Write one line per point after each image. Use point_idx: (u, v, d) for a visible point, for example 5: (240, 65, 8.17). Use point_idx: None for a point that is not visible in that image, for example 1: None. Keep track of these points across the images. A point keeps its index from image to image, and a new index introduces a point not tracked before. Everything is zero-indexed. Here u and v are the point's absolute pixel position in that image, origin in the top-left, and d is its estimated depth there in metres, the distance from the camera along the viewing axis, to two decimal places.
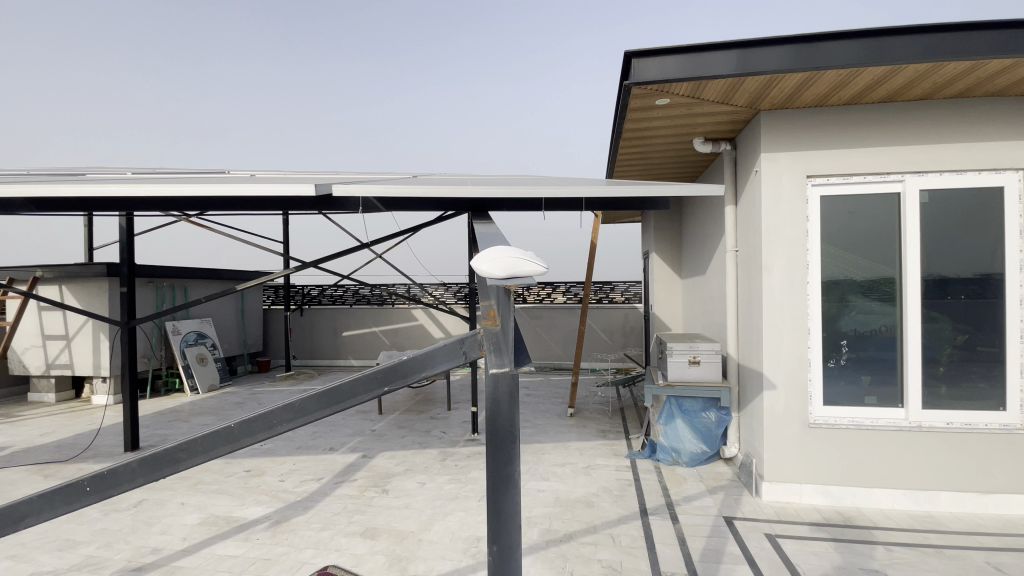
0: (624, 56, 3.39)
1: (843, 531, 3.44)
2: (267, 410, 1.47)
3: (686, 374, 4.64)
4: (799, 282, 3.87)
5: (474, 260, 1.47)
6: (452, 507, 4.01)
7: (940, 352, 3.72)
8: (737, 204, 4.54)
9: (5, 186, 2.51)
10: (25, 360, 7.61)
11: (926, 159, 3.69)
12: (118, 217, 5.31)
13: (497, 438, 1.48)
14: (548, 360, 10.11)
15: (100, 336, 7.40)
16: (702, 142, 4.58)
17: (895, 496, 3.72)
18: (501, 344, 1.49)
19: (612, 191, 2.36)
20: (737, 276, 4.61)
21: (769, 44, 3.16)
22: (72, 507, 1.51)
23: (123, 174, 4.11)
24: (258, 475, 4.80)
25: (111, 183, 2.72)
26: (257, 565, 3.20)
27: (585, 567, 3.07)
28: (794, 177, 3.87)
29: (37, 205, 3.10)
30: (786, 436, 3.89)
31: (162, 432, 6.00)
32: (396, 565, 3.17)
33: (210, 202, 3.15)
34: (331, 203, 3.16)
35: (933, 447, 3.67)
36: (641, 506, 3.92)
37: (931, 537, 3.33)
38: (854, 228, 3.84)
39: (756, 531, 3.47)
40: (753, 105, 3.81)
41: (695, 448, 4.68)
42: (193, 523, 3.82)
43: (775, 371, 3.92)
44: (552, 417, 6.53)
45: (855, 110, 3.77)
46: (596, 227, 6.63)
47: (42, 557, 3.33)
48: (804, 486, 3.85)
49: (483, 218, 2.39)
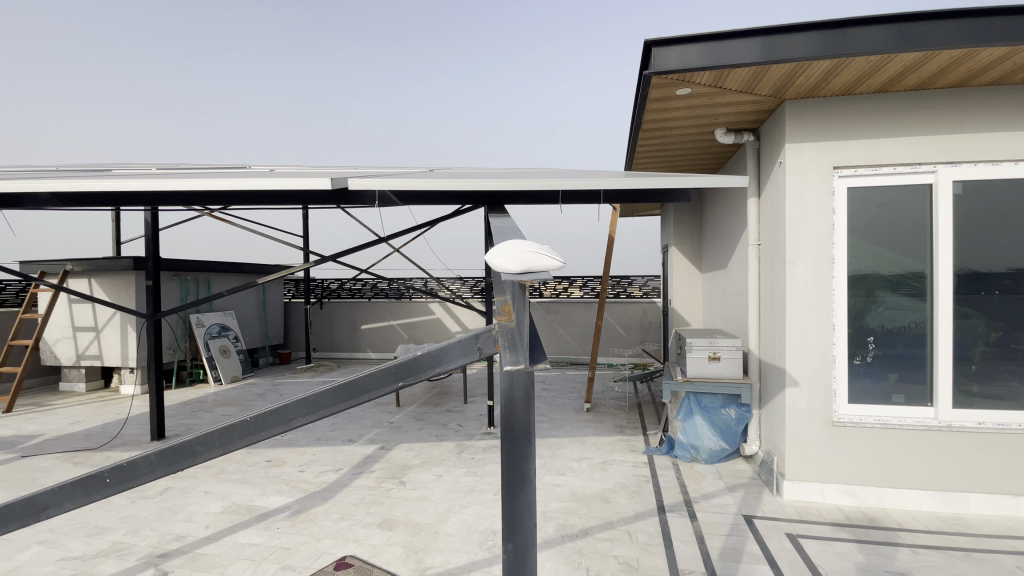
0: (645, 45, 3.33)
1: (868, 533, 3.35)
2: (283, 405, 1.49)
3: (706, 370, 4.57)
4: (825, 275, 3.76)
5: (489, 252, 1.45)
6: (468, 499, 4.03)
7: (972, 349, 3.58)
8: (760, 196, 4.43)
9: (31, 182, 2.56)
10: (57, 351, 7.85)
11: (960, 148, 3.54)
12: (144, 212, 5.42)
13: (513, 434, 1.46)
14: (564, 354, 10.10)
15: (127, 328, 7.61)
16: (724, 132, 4.47)
17: (922, 497, 3.61)
18: (516, 342, 1.46)
19: (631, 182, 2.29)
20: (760, 269, 4.50)
21: (796, 30, 3.05)
22: (94, 498, 1.55)
23: (147, 168, 4.17)
24: (279, 465, 4.89)
25: (135, 179, 2.75)
26: (278, 554, 3.25)
27: (601, 563, 3.05)
28: (820, 168, 3.75)
29: (63, 200, 3.14)
30: (809, 435, 3.80)
31: (187, 421, 6.14)
32: (413, 556, 3.19)
33: (232, 196, 3.16)
34: (348, 198, 3.18)
35: (962, 447, 3.55)
36: (659, 502, 3.88)
37: (960, 540, 3.23)
38: (882, 221, 3.71)
39: (777, 530, 3.40)
40: (778, 94, 3.70)
41: (714, 445, 4.60)
42: (216, 511, 3.90)
43: (798, 368, 3.83)
44: (568, 412, 6.51)
45: (886, 98, 3.63)
46: (615, 220, 6.53)
47: (72, 543, 3.43)
48: (827, 486, 3.77)
49: (500, 212, 2.35)
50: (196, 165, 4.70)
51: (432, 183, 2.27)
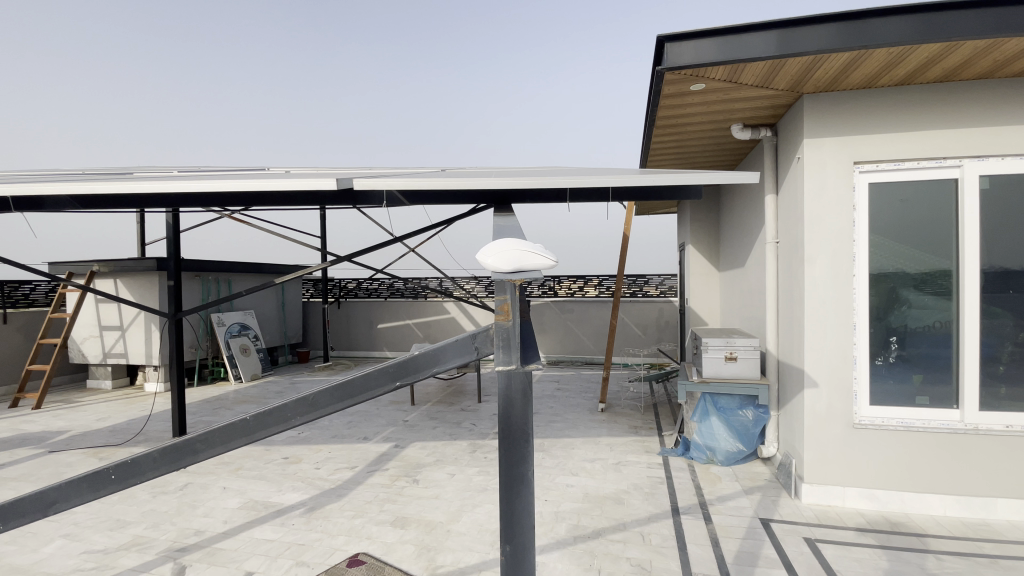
0: (657, 40, 3.29)
1: (890, 538, 3.25)
2: (282, 403, 1.50)
3: (722, 370, 4.48)
4: (844, 273, 3.66)
5: (480, 255, 1.48)
6: (481, 499, 4.03)
7: (1000, 350, 3.45)
8: (778, 193, 4.34)
9: (50, 185, 2.63)
10: (85, 349, 8.09)
11: (988, 141, 3.41)
12: (165, 214, 5.56)
13: (511, 435, 1.45)
14: (580, 354, 10.05)
15: (151, 327, 7.81)
16: (740, 128, 4.37)
17: (947, 502, 3.49)
18: (511, 341, 1.44)
19: (639, 180, 2.23)
20: (778, 268, 4.40)
21: (813, 23, 2.96)
22: (99, 494, 1.60)
23: (166, 170, 4.25)
24: (295, 462, 4.96)
25: (149, 181, 2.79)
26: (293, 550, 3.29)
27: (613, 564, 3.02)
28: (840, 163, 3.65)
29: (82, 203, 3.22)
30: (829, 437, 3.70)
31: (207, 419, 6.26)
32: (425, 555, 3.21)
33: (246, 197, 3.20)
34: (359, 198, 3.21)
35: (989, 450, 3.43)
36: (673, 504, 3.82)
37: (985, 546, 3.12)
38: (905, 217, 3.60)
39: (794, 535, 3.32)
40: (795, 88, 3.62)
41: (731, 447, 4.52)
42: (234, 507, 3.98)
43: (818, 370, 3.73)
44: (583, 412, 6.48)
45: (909, 90, 3.51)
46: (629, 218, 6.45)
47: (95, 536, 3.52)
48: (849, 489, 3.66)
49: (505, 211, 2.33)
50: (214, 167, 4.79)
51: (437, 183, 2.26)
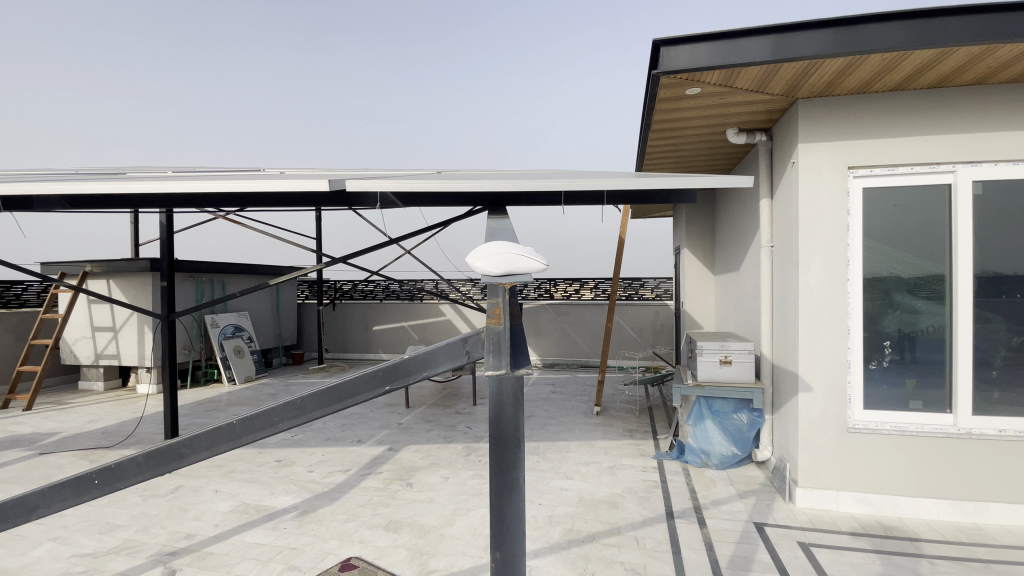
0: (653, 44, 3.30)
1: (884, 542, 3.25)
2: (270, 407, 1.49)
3: (717, 374, 4.48)
4: (839, 277, 3.67)
5: (470, 258, 1.48)
6: (475, 502, 4.01)
7: (993, 354, 3.46)
8: (773, 197, 4.34)
9: (38, 185, 2.59)
10: (77, 350, 8.03)
11: (980, 147, 3.43)
12: (158, 214, 5.53)
13: (502, 439, 1.44)
14: (575, 357, 10.04)
15: (144, 328, 7.75)
16: (735, 133, 4.39)
17: (940, 507, 3.50)
18: (501, 345, 1.42)
19: (633, 183, 2.21)
20: (773, 272, 4.40)
21: (808, 28, 2.97)
22: (81, 499, 1.57)
23: (158, 170, 4.23)
24: (288, 465, 4.92)
25: (141, 181, 2.77)
26: (284, 554, 3.26)
27: (607, 569, 3.00)
28: (834, 167, 3.66)
29: (73, 203, 3.20)
30: (823, 442, 3.70)
31: (200, 421, 6.21)
32: (418, 559, 3.19)
33: (240, 198, 3.18)
34: (353, 199, 3.20)
35: (982, 455, 3.43)
36: (667, 508, 3.82)
37: (979, 550, 3.11)
38: (899, 221, 3.60)
39: (788, 539, 3.32)
40: (790, 93, 3.63)
41: (725, 451, 4.52)
42: (225, 510, 3.94)
43: (812, 374, 3.73)
44: (577, 415, 6.47)
45: (903, 96, 3.53)
46: (625, 221, 6.45)
47: (84, 540, 3.48)
48: (842, 494, 3.66)
49: (498, 214, 2.31)
50: (208, 167, 4.77)
51: (431, 186, 2.25)
